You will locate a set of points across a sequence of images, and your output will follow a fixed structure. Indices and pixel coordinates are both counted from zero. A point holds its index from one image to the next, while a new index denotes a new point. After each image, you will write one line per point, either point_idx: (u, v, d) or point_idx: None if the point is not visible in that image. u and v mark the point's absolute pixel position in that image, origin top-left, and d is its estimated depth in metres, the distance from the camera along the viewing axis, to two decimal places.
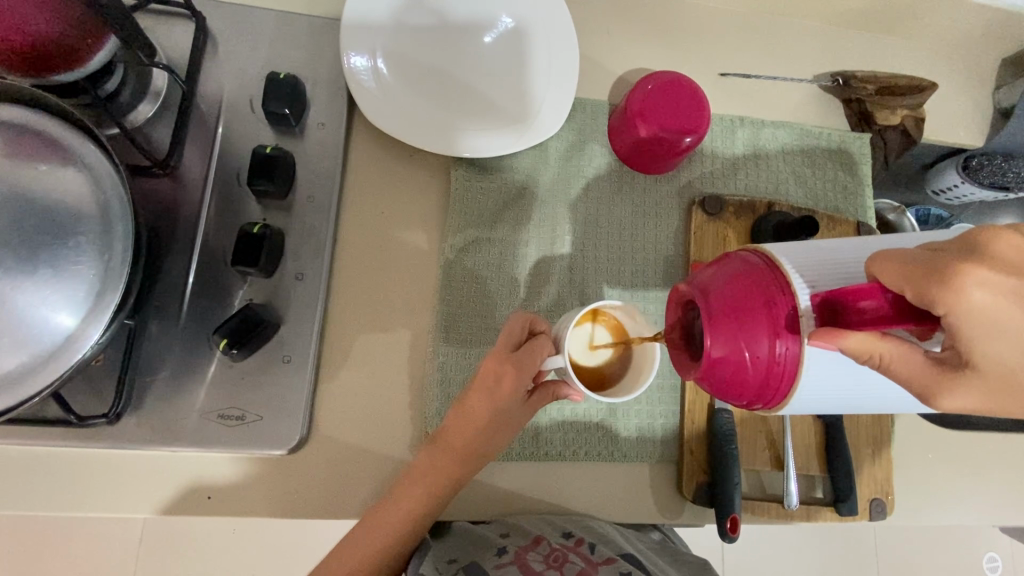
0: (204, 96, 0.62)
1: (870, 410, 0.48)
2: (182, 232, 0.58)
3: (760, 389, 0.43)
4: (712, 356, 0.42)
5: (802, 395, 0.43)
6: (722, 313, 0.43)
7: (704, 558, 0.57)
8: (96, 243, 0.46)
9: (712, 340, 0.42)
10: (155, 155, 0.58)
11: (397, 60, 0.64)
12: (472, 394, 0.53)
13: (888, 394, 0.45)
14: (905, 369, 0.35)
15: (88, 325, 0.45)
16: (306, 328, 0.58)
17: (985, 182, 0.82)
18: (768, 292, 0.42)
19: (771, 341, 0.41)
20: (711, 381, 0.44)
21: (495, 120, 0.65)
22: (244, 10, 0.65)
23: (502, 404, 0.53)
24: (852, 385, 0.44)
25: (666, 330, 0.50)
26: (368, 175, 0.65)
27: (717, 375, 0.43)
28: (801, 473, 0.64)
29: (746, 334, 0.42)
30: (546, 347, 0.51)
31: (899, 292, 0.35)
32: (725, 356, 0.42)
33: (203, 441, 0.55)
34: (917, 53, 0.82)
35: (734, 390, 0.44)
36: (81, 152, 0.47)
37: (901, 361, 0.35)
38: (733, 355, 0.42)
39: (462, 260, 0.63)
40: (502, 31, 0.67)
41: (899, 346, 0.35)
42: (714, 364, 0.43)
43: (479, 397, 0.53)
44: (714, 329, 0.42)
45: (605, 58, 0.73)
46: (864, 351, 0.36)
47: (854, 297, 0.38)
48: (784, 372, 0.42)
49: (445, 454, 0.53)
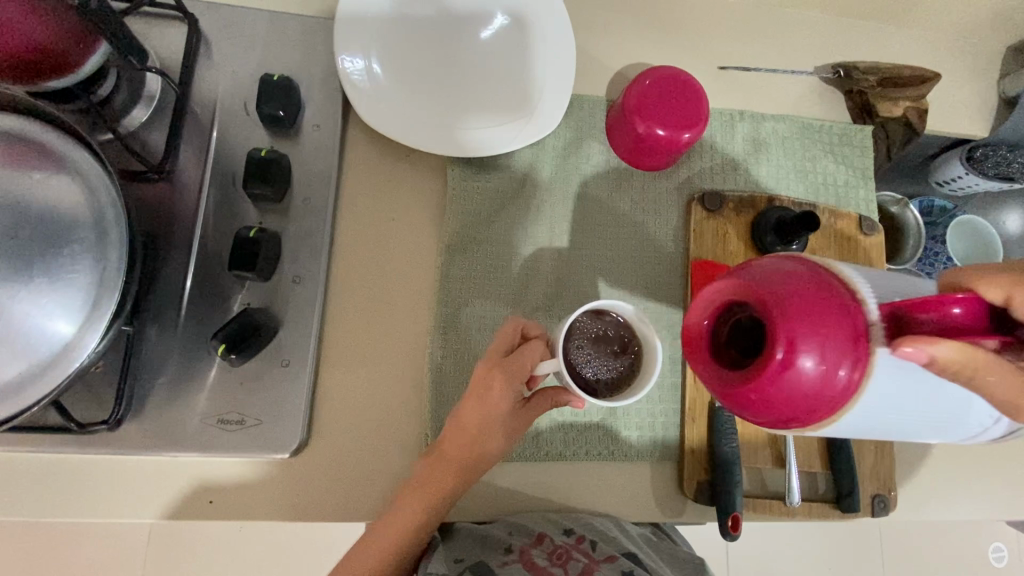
0: (198, 100, 0.62)
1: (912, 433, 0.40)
2: (179, 237, 0.58)
3: (811, 413, 0.34)
4: (770, 384, 0.33)
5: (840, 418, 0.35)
6: (795, 316, 0.33)
7: (701, 559, 0.57)
8: (90, 251, 0.46)
9: (785, 351, 0.32)
10: (149, 160, 0.58)
11: (390, 61, 0.63)
12: (467, 405, 0.53)
13: (938, 412, 0.37)
14: (1001, 382, 0.31)
15: (85, 332, 0.45)
16: (304, 331, 0.58)
17: (990, 173, 0.79)
18: (838, 293, 0.34)
19: (836, 369, 0.33)
20: (746, 403, 0.35)
21: (489, 120, 0.64)
22: (238, 12, 0.64)
23: (492, 412, 0.53)
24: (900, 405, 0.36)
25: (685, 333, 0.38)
26: (364, 176, 0.65)
27: (774, 394, 0.33)
28: (803, 470, 0.64)
29: (821, 346, 0.32)
30: (534, 351, 0.51)
31: (1004, 299, 0.34)
32: (795, 372, 0.33)
33: (204, 445, 0.55)
34: (919, 43, 0.81)
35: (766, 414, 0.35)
36: (74, 160, 0.47)
37: (996, 375, 0.31)
38: (804, 372, 0.33)
39: (458, 263, 0.63)
40: (497, 28, 0.66)
41: (993, 357, 0.31)
42: (778, 381, 0.33)
43: (471, 406, 0.53)
44: (787, 337, 0.32)
45: (601, 53, 0.72)
46: (959, 362, 0.30)
47: (932, 304, 0.32)
48: (843, 394, 0.34)
49: (442, 453, 0.53)
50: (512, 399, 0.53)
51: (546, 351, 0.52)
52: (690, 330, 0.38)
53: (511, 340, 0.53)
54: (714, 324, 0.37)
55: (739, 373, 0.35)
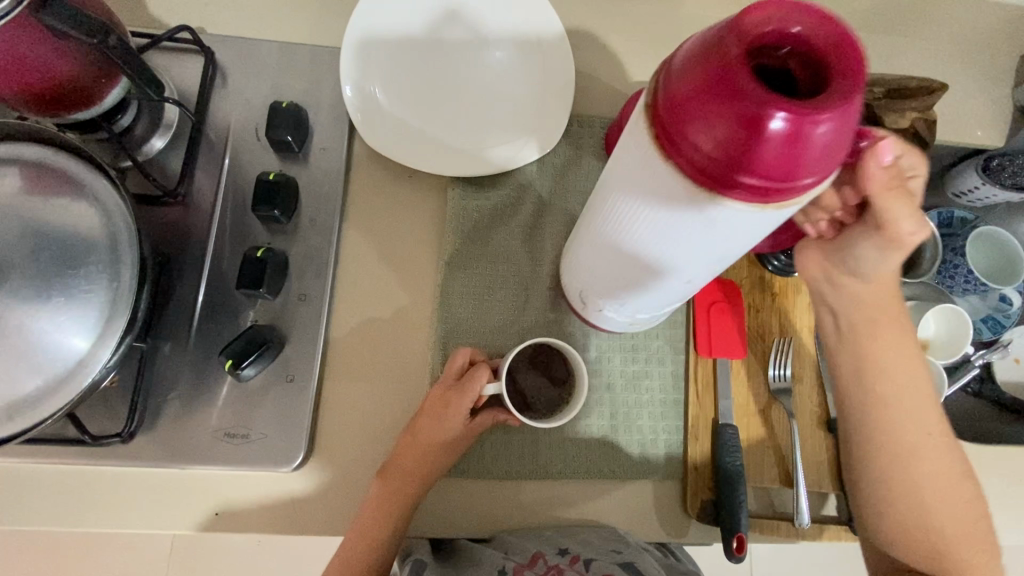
0: (213, 127, 0.65)
1: (627, 262, 0.48)
2: (192, 257, 0.60)
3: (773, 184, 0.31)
4: (818, 117, 0.28)
5: (688, 206, 0.36)
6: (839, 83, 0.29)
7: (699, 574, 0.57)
8: (105, 272, 0.48)
9: (827, 115, 0.28)
10: (166, 185, 0.61)
11: (394, 88, 0.66)
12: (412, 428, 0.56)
13: (681, 263, 0.44)
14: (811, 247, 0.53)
15: (98, 348, 0.47)
16: (309, 347, 0.60)
17: (1009, 184, 0.76)
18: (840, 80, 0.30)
19: (830, 143, 0.30)
20: (743, 143, 0.30)
21: (490, 140, 0.66)
22: (251, 43, 0.68)
23: (445, 431, 0.56)
24: (673, 238, 0.41)
25: (735, 41, 0.30)
26: (368, 196, 0.66)
27: (778, 149, 0.29)
28: (812, 490, 0.62)
29: (840, 121, 0.29)
30: (478, 377, 0.56)
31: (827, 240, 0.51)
32: (821, 136, 0.29)
33: (211, 458, 0.57)
34: (929, 53, 0.80)
35: (759, 163, 0.30)
36: (91, 185, 0.50)
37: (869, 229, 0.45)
38: (824, 140, 0.29)
39: (458, 279, 0.64)
40: (496, 57, 0.69)
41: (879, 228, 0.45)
42: (794, 140, 0.29)
43: (425, 422, 0.56)
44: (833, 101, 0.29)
45: (602, 72, 0.73)
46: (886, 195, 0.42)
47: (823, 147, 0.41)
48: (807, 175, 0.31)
49: (411, 451, 0.56)
50: (460, 420, 0.56)
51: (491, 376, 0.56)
52: (734, 41, 0.30)
53: (460, 365, 0.58)
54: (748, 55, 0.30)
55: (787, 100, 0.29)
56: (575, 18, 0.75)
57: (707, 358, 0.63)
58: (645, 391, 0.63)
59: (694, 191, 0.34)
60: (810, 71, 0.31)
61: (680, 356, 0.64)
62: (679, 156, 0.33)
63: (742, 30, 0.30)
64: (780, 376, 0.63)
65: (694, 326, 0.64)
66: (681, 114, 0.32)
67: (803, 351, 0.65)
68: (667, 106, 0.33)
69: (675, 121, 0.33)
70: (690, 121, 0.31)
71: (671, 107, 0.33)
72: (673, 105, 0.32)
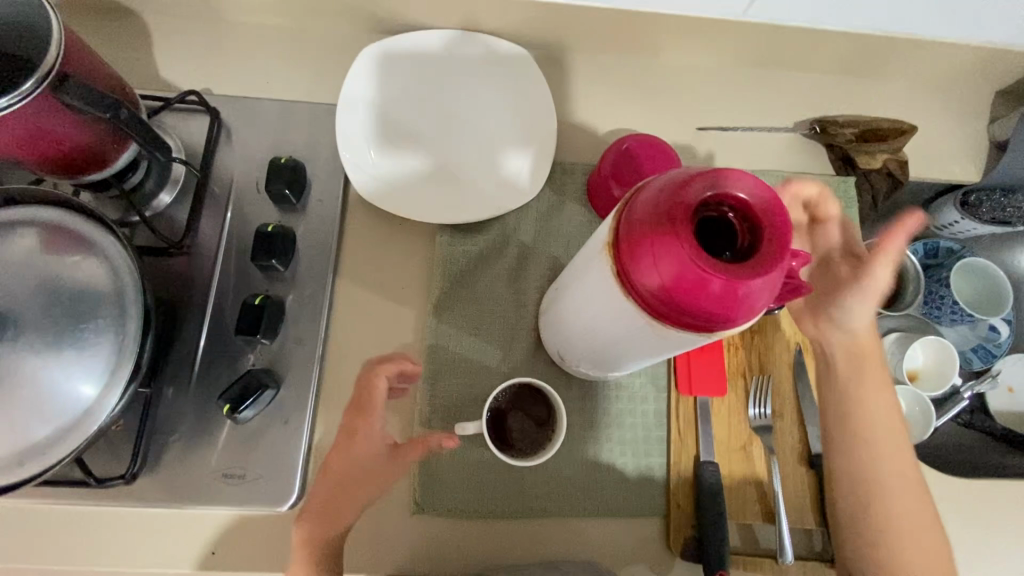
0: (216, 181, 0.69)
1: (597, 346, 0.51)
2: (195, 305, 0.64)
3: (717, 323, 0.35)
4: (748, 281, 0.32)
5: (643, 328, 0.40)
6: (771, 246, 0.32)
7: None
8: (111, 324, 0.52)
9: (757, 281, 0.32)
10: (172, 237, 0.66)
11: (386, 143, 0.71)
12: (339, 448, 0.57)
13: (641, 349, 0.47)
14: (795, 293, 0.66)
15: (104, 395, 0.51)
16: (304, 389, 0.63)
17: (986, 219, 0.79)
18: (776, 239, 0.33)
19: (761, 295, 0.33)
20: (684, 298, 0.34)
21: (476, 190, 0.70)
22: (253, 102, 0.73)
23: (361, 453, 0.57)
24: (620, 335, 0.45)
25: (676, 205, 0.33)
26: (361, 242, 0.70)
27: (714, 303, 0.33)
28: (794, 527, 0.63)
29: (771, 281, 0.33)
30: (376, 388, 0.58)
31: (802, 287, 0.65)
32: (749, 296, 0.33)
33: (209, 498, 0.59)
34: (903, 94, 0.83)
35: (697, 310, 0.34)
36: (102, 244, 0.54)
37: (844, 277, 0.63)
38: (754, 299, 0.33)
39: (446, 322, 0.66)
40: (483, 113, 0.74)
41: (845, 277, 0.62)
42: (728, 298, 0.33)
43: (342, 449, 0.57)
44: (763, 266, 0.32)
45: (584, 121, 0.77)
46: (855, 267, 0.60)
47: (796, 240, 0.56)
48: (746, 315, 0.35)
49: (366, 480, 0.56)
50: (382, 433, 0.58)
51: (387, 378, 0.59)
52: (676, 205, 0.33)
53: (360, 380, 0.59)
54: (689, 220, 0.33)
55: (721, 265, 0.32)
56: (558, 69, 0.79)
57: (688, 396, 0.65)
58: (628, 428, 0.65)
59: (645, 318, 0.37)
60: (749, 226, 0.34)
61: (662, 394, 0.66)
62: (628, 288, 0.37)
63: (686, 194, 0.33)
64: (760, 414, 0.65)
65: (675, 364, 0.66)
66: (633, 257, 0.36)
67: (782, 389, 0.67)
68: (623, 251, 0.37)
69: (630, 262, 0.36)
70: (640, 267, 0.35)
71: (627, 253, 0.36)
72: (628, 245, 0.36)
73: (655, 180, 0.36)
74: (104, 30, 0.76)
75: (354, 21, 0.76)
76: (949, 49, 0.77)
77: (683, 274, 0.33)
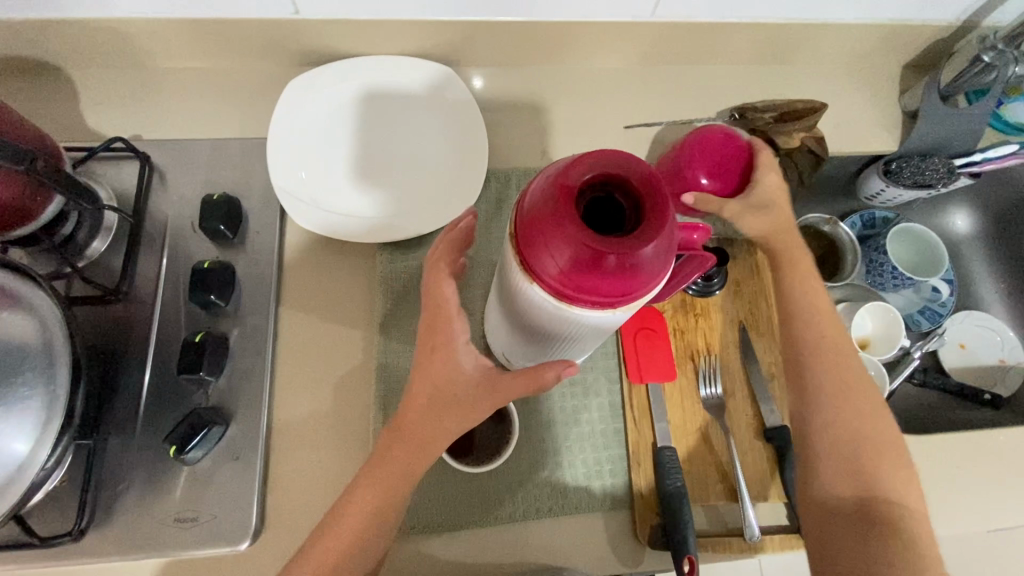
0: (151, 225, 0.69)
1: (536, 346, 0.52)
2: (135, 350, 0.63)
3: (621, 297, 0.36)
4: (636, 251, 0.33)
5: (565, 321, 0.41)
6: (653, 215, 0.34)
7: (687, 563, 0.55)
8: (42, 376, 0.51)
9: (646, 249, 0.34)
10: (109, 285, 0.65)
11: (319, 169, 0.72)
12: (418, 368, 0.48)
13: (576, 342, 0.48)
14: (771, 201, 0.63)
15: (39, 449, 0.49)
16: (254, 423, 0.62)
17: (909, 183, 0.82)
18: (658, 207, 0.34)
19: (655, 263, 0.35)
20: (583, 276, 0.35)
21: (413, 207, 0.71)
22: (184, 143, 0.73)
23: (446, 384, 0.47)
24: (541, 326, 0.45)
25: (561, 191, 0.35)
26: (303, 271, 0.70)
27: (611, 276, 0.34)
28: (758, 502, 0.63)
29: (661, 247, 0.34)
30: (450, 288, 0.48)
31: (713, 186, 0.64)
32: (643, 264, 0.34)
33: (161, 546, 0.58)
34: (817, 76, 0.87)
35: (598, 286, 0.35)
36: (27, 297, 0.53)
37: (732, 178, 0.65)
38: (648, 266, 0.35)
39: (392, 338, 0.67)
40: (415, 131, 0.75)
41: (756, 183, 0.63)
42: (622, 269, 0.34)
43: (422, 383, 0.47)
44: (650, 233, 0.34)
45: (514, 132, 0.79)
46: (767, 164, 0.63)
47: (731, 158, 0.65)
48: (647, 285, 0.36)
49: None
50: (469, 351, 0.48)
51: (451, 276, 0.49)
52: (561, 193, 0.35)
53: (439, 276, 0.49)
54: (573, 202, 0.35)
55: (611, 240, 0.34)
56: (485, 85, 0.82)
57: (640, 384, 0.66)
58: (585, 424, 0.65)
59: (555, 304, 0.38)
60: (633, 200, 0.36)
61: (615, 385, 0.67)
62: (533, 278, 0.38)
63: (568, 180, 0.35)
64: (711, 394, 0.66)
65: (624, 354, 0.67)
66: (530, 247, 0.37)
67: (731, 367, 0.68)
68: (521, 243, 0.38)
69: (528, 253, 0.37)
70: (537, 254, 0.36)
71: (524, 244, 0.37)
72: (524, 236, 0.37)
73: (542, 172, 0.38)
74: (30, 89, 0.76)
75: (281, 57, 0.78)
76: (850, 30, 0.81)
77: (578, 253, 0.34)
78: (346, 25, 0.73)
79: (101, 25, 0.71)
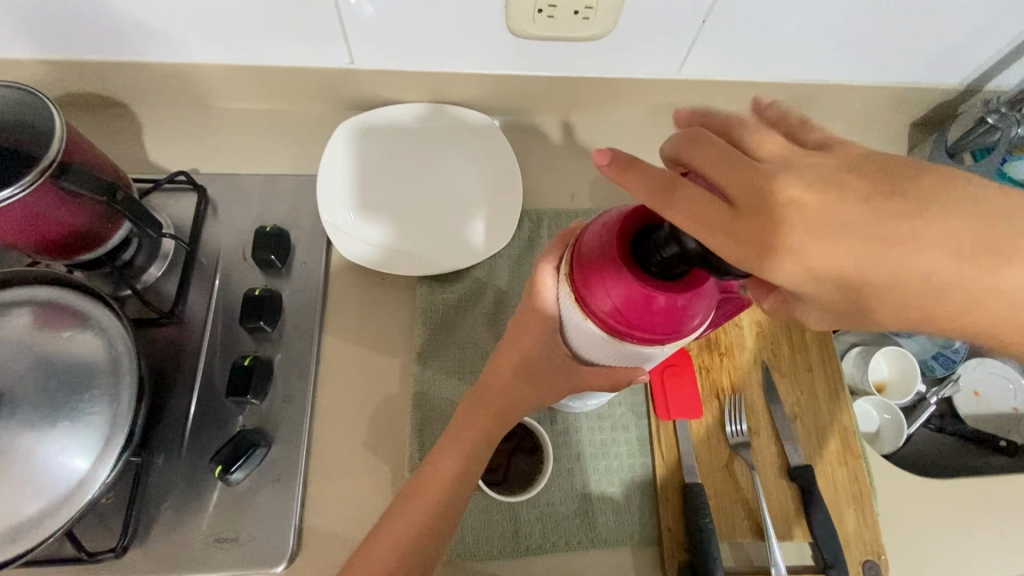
0: (204, 253, 0.73)
1: None
2: (185, 371, 0.66)
3: (667, 335, 0.39)
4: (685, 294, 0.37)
5: (611, 355, 0.44)
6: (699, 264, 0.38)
7: None
8: (106, 395, 0.54)
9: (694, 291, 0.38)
10: (162, 308, 0.69)
11: (365, 206, 0.76)
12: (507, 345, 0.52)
13: None
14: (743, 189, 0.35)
15: (98, 467, 0.52)
16: (294, 446, 0.64)
17: None
18: None
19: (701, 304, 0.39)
20: (636, 315, 0.39)
21: (452, 244, 0.76)
22: (238, 178, 0.78)
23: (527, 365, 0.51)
24: (583, 357, 0.48)
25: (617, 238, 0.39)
26: (345, 301, 0.74)
27: (661, 315, 0.38)
28: (784, 540, 0.64)
29: (707, 291, 0.39)
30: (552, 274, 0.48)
31: None
32: (691, 306, 0.38)
33: (200, 565, 0.59)
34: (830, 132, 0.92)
35: (648, 324, 0.39)
36: (96, 317, 0.57)
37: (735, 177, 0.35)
38: (695, 308, 0.39)
39: (429, 367, 0.69)
40: (455, 172, 0.80)
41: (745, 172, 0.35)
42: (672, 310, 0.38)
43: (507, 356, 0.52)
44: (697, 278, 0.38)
45: (545, 176, 0.84)
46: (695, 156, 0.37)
47: None
48: (692, 327, 0.40)
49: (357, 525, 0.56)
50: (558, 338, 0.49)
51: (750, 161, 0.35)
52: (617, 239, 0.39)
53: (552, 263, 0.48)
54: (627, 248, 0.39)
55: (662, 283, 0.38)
56: (519, 132, 0.87)
57: (668, 420, 0.68)
58: (614, 457, 0.67)
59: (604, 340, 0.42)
60: None
61: (642, 421, 0.69)
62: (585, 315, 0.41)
63: (623, 228, 0.39)
64: (737, 431, 0.68)
65: (652, 393, 0.69)
66: (586, 286, 0.40)
67: (755, 406, 0.70)
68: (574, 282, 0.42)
69: (583, 292, 0.40)
70: (593, 293, 0.40)
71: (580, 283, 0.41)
72: (579, 276, 0.41)
73: (596, 220, 0.42)
74: (98, 125, 0.82)
75: (330, 102, 0.84)
76: (861, 91, 0.87)
77: (633, 293, 0.38)
78: (395, 74, 0.79)
79: (171, 70, 0.77)
